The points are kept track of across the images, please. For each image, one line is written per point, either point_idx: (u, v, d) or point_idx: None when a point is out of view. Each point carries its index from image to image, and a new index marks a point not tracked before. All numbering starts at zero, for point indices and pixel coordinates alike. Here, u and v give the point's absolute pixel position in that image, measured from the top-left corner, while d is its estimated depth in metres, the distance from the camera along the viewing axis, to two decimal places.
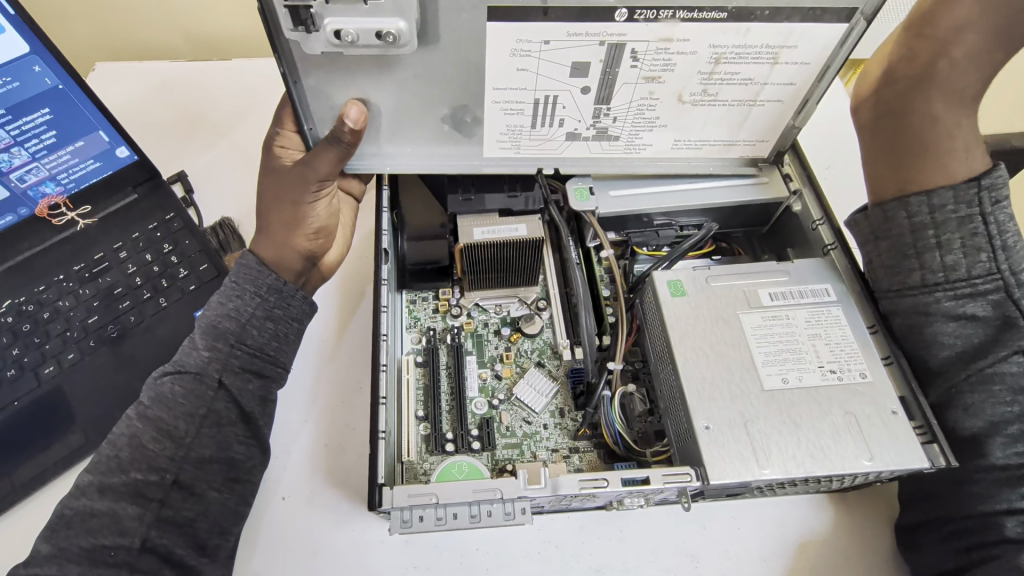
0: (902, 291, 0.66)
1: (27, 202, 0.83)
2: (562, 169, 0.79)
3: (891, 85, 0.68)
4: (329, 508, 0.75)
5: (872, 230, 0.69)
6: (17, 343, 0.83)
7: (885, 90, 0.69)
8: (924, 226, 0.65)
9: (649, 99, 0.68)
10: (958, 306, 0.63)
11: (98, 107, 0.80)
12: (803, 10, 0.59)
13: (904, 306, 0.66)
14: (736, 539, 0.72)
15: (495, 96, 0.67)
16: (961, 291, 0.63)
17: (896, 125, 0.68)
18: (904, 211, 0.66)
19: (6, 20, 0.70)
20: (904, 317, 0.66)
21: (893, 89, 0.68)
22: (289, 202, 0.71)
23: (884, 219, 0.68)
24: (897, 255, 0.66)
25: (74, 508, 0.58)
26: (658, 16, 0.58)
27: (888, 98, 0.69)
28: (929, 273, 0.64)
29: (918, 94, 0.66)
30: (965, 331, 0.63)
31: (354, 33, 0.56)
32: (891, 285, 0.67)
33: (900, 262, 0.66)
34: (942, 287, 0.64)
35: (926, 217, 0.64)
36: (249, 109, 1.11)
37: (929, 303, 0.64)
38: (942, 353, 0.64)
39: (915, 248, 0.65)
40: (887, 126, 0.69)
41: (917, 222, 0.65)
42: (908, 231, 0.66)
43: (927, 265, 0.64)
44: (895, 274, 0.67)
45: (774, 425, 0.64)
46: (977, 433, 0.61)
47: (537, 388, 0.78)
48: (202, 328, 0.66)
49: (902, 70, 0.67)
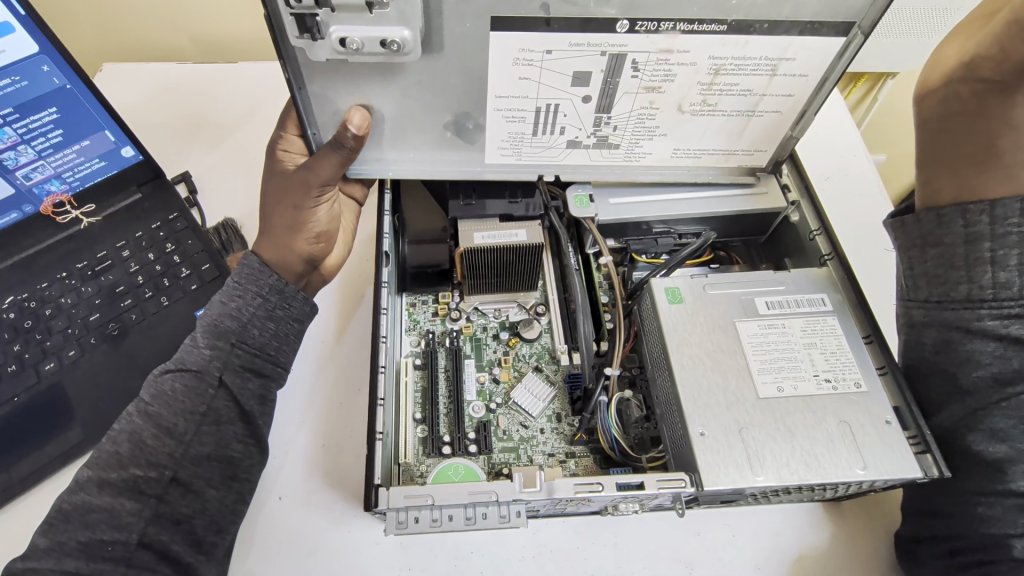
0: (943, 304, 0.64)
1: (32, 199, 0.83)
2: (562, 175, 0.80)
3: (971, 82, 0.65)
4: (326, 508, 0.75)
5: (922, 236, 0.67)
6: (19, 339, 0.84)
7: (961, 86, 0.66)
8: (981, 237, 0.62)
9: (650, 108, 0.69)
10: (1002, 326, 0.60)
11: (105, 107, 0.81)
12: (802, 25, 0.60)
13: (943, 319, 0.64)
14: (731, 547, 0.73)
15: (498, 104, 0.68)
16: (1006, 312, 0.60)
17: (968, 125, 0.66)
18: (962, 219, 0.63)
19: (16, 19, 0.71)
20: (937, 330, 0.64)
21: (972, 86, 0.65)
22: (290, 206, 0.72)
23: (937, 222, 0.65)
24: (945, 265, 0.64)
25: (73, 504, 0.59)
26: (658, 28, 0.59)
27: (965, 95, 0.66)
28: (977, 288, 0.62)
29: (997, 98, 0.63)
30: (1004, 353, 0.60)
31: (359, 40, 0.57)
32: (932, 295, 0.66)
33: (948, 273, 0.64)
34: (987, 304, 0.61)
35: (984, 227, 0.62)
36: (254, 111, 1.12)
37: (969, 319, 0.62)
38: (975, 372, 0.61)
39: (967, 260, 0.63)
40: (955, 127, 0.67)
41: (974, 230, 0.62)
42: (963, 239, 0.63)
43: (977, 280, 0.62)
44: (939, 285, 0.65)
45: (769, 433, 0.65)
46: (1002, 458, 0.59)
47: (535, 393, 0.78)
48: (203, 327, 0.66)
49: (985, 68, 0.64)
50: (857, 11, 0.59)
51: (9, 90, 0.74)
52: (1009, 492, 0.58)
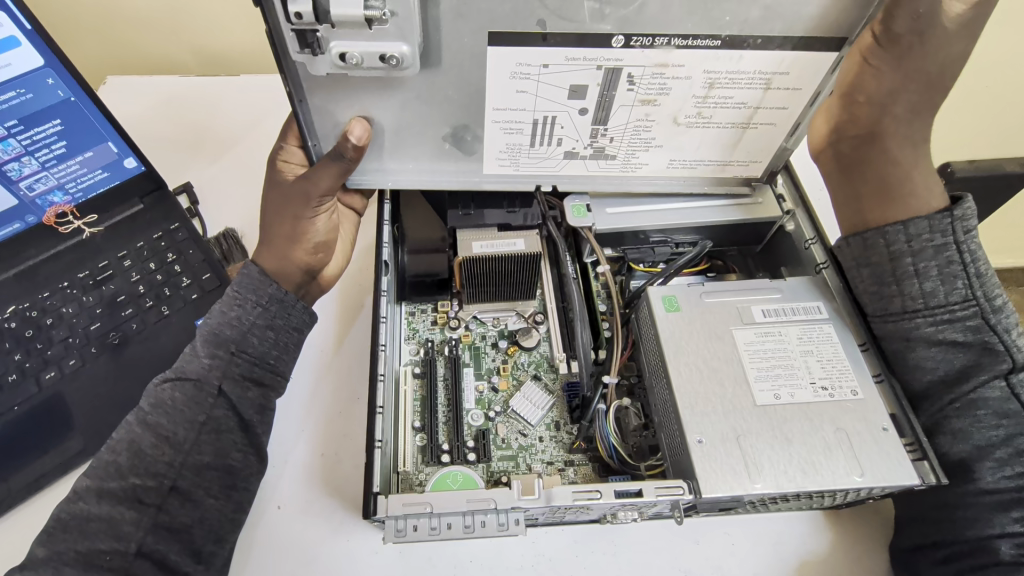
0: (885, 317, 0.68)
1: (35, 210, 0.84)
2: (559, 186, 0.81)
3: (846, 140, 0.71)
4: (324, 518, 0.75)
5: (854, 257, 0.70)
6: (19, 348, 0.84)
7: (840, 145, 0.72)
8: (902, 254, 0.66)
9: (645, 120, 0.70)
10: (938, 332, 0.65)
11: (108, 119, 0.82)
12: (795, 40, 0.61)
13: (887, 331, 0.68)
14: (730, 557, 0.72)
15: (496, 117, 0.69)
16: (940, 318, 0.65)
17: (860, 171, 0.71)
18: (883, 239, 0.68)
19: (22, 34, 0.72)
20: (888, 343, 0.69)
21: (849, 144, 0.71)
22: (289, 217, 0.72)
23: (862, 245, 0.69)
24: (879, 281, 0.68)
25: (71, 513, 0.59)
26: (653, 43, 0.60)
27: (848, 151, 0.72)
28: (909, 300, 0.66)
29: (873, 147, 0.70)
30: (947, 356, 0.65)
31: (359, 55, 0.58)
32: (875, 310, 0.69)
33: (882, 288, 0.68)
34: (922, 313, 0.66)
35: (903, 245, 0.66)
36: (254, 123, 1.14)
37: (908, 328, 0.66)
38: (926, 377, 0.66)
39: (895, 275, 0.67)
40: (850, 175, 0.72)
41: (895, 249, 0.67)
42: (888, 258, 0.67)
43: (907, 292, 0.66)
44: (878, 300, 0.69)
45: (766, 440, 0.65)
46: (966, 458, 0.63)
47: (533, 402, 0.79)
48: (203, 336, 0.67)
49: (849, 130, 0.71)
50: (848, 25, 0.60)
51: (14, 104, 0.75)
52: (983, 491, 0.61)
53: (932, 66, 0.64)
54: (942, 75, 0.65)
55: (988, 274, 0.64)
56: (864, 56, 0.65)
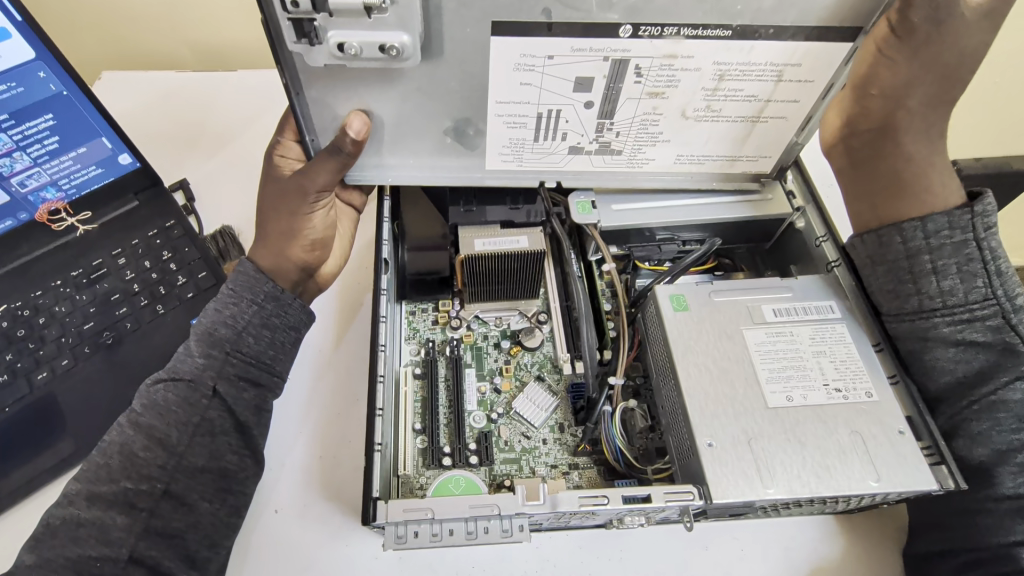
0: (901, 316, 0.67)
1: (26, 207, 0.82)
2: (564, 181, 0.79)
3: (858, 135, 0.69)
4: (322, 522, 0.73)
5: (869, 255, 0.69)
6: (11, 347, 0.82)
7: (852, 140, 0.70)
8: (919, 251, 0.64)
9: (653, 113, 0.68)
10: (957, 332, 0.63)
11: (101, 113, 0.80)
12: (808, 30, 0.59)
13: (903, 331, 0.67)
14: (739, 562, 0.71)
15: (499, 110, 0.67)
16: (958, 317, 0.63)
17: (873, 167, 0.69)
18: (899, 236, 0.66)
19: (12, 25, 0.70)
20: (904, 343, 0.67)
21: (861, 139, 0.69)
22: (286, 214, 0.70)
23: (878, 242, 0.68)
24: (895, 280, 0.66)
25: (60, 518, 0.57)
26: (662, 33, 0.58)
27: (860, 146, 0.69)
28: (926, 299, 0.64)
29: (886, 142, 0.67)
30: (965, 357, 0.63)
31: (358, 45, 0.56)
32: (891, 309, 0.67)
33: (899, 286, 0.66)
34: (940, 313, 0.64)
35: (920, 243, 0.64)
36: (251, 118, 1.12)
37: (926, 328, 0.65)
38: (943, 378, 0.64)
39: (913, 273, 0.65)
40: (862, 170, 0.70)
41: (912, 246, 0.65)
42: (904, 256, 0.66)
43: (924, 290, 0.64)
44: (894, 298, 0.67)
45: (778, 442, 0.63)
46: (985, 462, 0.61)
47: (537, 403, 0.77)
48: (197, 335, 0.65)
49: (862, 124, 0.68)
50: (864, 15, 0.58)
51: (5, 97, 0.73)
52: (1001, 497, 0.59)
53: (949, 57, 0.62)
54: (960, 66, 0.63)
55: (1010, 273, 0.62)
56: (879, 46, 0.61)
